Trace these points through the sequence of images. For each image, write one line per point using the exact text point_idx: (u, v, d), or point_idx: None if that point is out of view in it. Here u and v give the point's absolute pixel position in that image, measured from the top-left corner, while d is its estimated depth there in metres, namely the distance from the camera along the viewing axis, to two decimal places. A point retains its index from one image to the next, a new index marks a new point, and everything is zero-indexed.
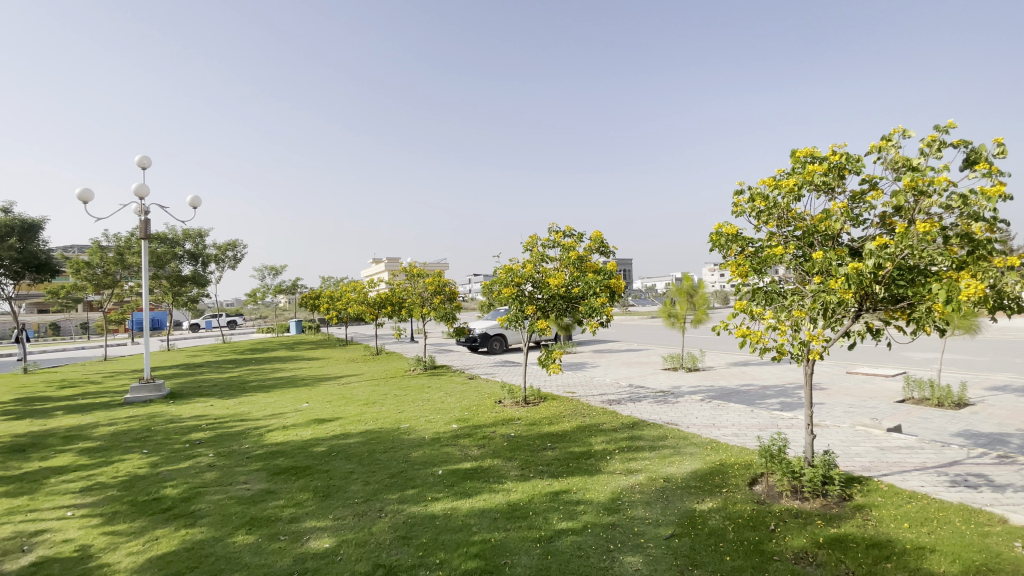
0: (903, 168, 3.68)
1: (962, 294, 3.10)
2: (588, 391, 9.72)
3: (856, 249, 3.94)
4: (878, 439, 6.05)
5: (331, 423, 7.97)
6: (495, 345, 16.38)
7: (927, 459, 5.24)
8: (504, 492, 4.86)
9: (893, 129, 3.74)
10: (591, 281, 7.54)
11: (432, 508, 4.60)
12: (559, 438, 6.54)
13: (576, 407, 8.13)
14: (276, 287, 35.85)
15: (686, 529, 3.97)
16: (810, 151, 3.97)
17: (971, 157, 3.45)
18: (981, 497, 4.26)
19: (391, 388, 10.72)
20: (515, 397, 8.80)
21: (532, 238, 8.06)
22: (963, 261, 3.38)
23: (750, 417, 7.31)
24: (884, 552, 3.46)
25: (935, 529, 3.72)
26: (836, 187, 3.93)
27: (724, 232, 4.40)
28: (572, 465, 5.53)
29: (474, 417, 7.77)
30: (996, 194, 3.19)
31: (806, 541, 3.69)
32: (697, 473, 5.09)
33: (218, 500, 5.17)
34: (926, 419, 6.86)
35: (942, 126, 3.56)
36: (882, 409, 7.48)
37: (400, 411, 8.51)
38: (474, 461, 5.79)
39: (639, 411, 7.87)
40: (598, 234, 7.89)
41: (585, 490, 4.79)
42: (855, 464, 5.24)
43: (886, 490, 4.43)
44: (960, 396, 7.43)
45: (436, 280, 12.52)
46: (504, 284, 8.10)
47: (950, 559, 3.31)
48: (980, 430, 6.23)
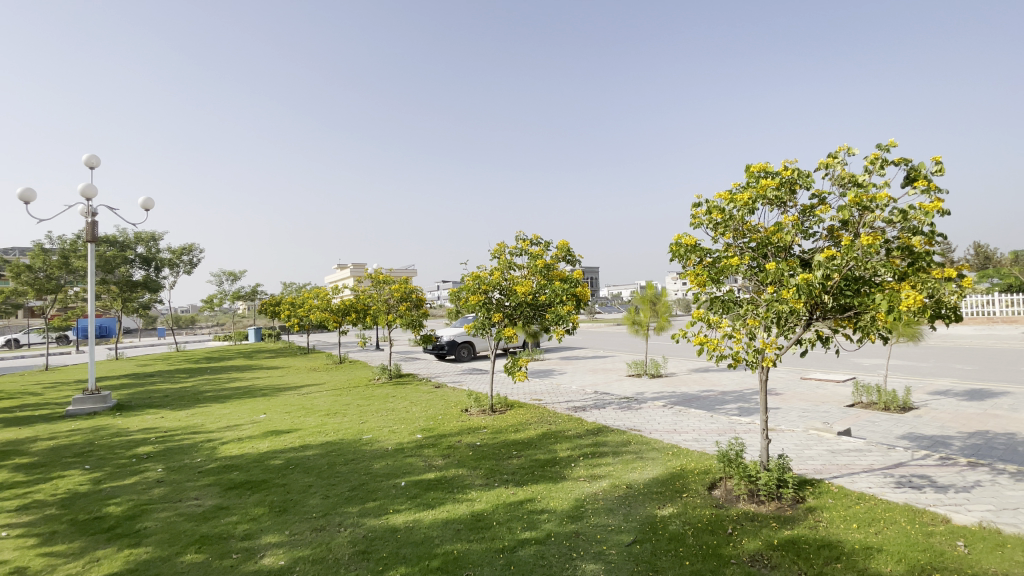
0: (849, 184, 3.87)
1: (903, 304, 3.28)
2: (554, 398, 9.75)
3: (807, 260, 4.12)
4: (830, 443, 6.30)
5: (289, 435, 7.69)
6: (462, 352, 16.28)
7: (874, 461, 5.48)
8: (468, 502, 4.79)
9: (839, 147, 3.94)
10: (557, 289, 7.58)
11: (394, 520, 4.49)
12: (524, 445, 6.53)
13: (542, 414, 8.13)
14: (235, 293, 34.61)
15: (647, 535, 4.01)
16: (764, 165, 4.13)
17: (911, 175, 3.66)
18: (924, 498, 4.48)
19: (354, 397, 10.47)
20: (481, 405, 8.73)
21: (499, 246, 8.05)
22: (904, 273, 3.57)
23: (709, 422, 7.49)
24: (834, 553, 3.58)
25: (882, 529, 3.89)
26: (788, 200, 4.10)
27: (683, 242, 4.52)
28: (537, 473, 5.52)
29: (439, 426, 7.66)
30: (933, 210, 3.40)
31: (762, 543, 3.79)
32: (658, 479, 5.17)
33: (166, 518, 4.90)
34: (874, 423, 7.19)
35: (884, 145, 3.76)
36: (833, 413, 7.81)
37: (362, 421, 8.32)
38: (437, 471, 5.70)
39: (604, 418, 7.95)
40: (564, 243, 7.97)
41: (549, 499, 4.78)
42: (808, 467, 5.44)
43: (837, 491, 4.61)
44: (905, 401, 7.83)
45: (402, 287, 12.35)
46: (471, 292, 8.04)
47: (897, 559, 3.45)
48: (923, 432, 6.58)
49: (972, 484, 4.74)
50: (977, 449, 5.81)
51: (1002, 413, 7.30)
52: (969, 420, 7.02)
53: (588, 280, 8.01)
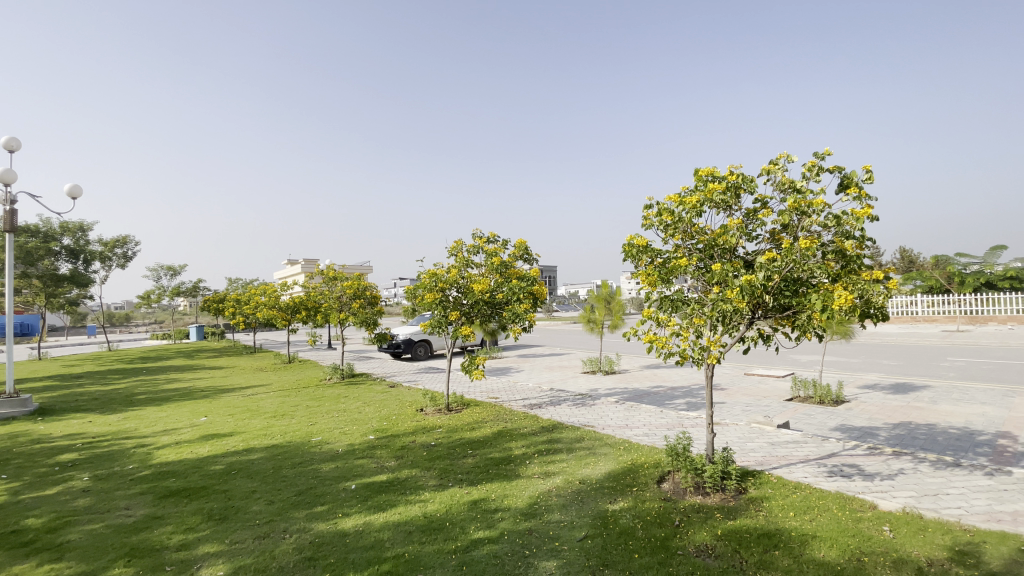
0: (789, 189, 4.06)
1: (835, 304, 3.48)
2: (511, 396, 9.76)
3: (750, 261, 4.29)
4: (770, 435, 6.62)
5: (231, 439, 7.32)
6: (418, 351, 16.06)
7: (809, 452, 5.81)
8: (421, 504, 4.71)
9: (780, 154, 4.13)
10: (515, 287, 7.58)
11: (344, 525, 4.35)
12: (479, 444, 6.49)
13: (499, 412, 8.14)
14: (174, 289, 32.65)
15: (599, 530, 4.07)
16: (711, 169, 4.27)
17: (844, 182, 3.89)
18: (854, 486, 4.78)
19: (303, 398, 10.09)
20: (437, 404, 8.61)
21: (457, 243, 7.96)
22: (838, 275, 3.79)
23: (660, 417, 7.71)
24: (773, 541, 3.77)
25: (816, 516, 4.12)
26: (733, 204, 4.26)
27: (636, 243, 4.63)
28: (491, 471, 5.51)
29: (392, 427, 7.51)
30: (864, 216, 3.62)
31: (707, 534, 3.93)
32: (611, 474, 5.26)
33: (92, 530, 4.54)
34: (810, 416, 7.64)
35: (821, 153, 3.98)
36: (773, 407, 8.22)
37: (312, 423, 8.03)
38: (389, 473, 5.57)
39: (558, 415, 8.04)
40: (522, 242, 7.98)
41: (503, 497, 4.77)
42: (750, 459, 5.69)
43: (775, 482, 4.85)
44: (838, 394, 8.35)
45: (356, 284, 12.01)
46: (427, 289, 7.89)
47: (829, 544, 3.67)
48: (853, 424, 7.03)
49: (896, 472, 5.11)
50: (901, 439, 6.29)
51: (923, 405, 7.92)
52: (893, 412, 7.58)
53: (544, 278, 8.05)
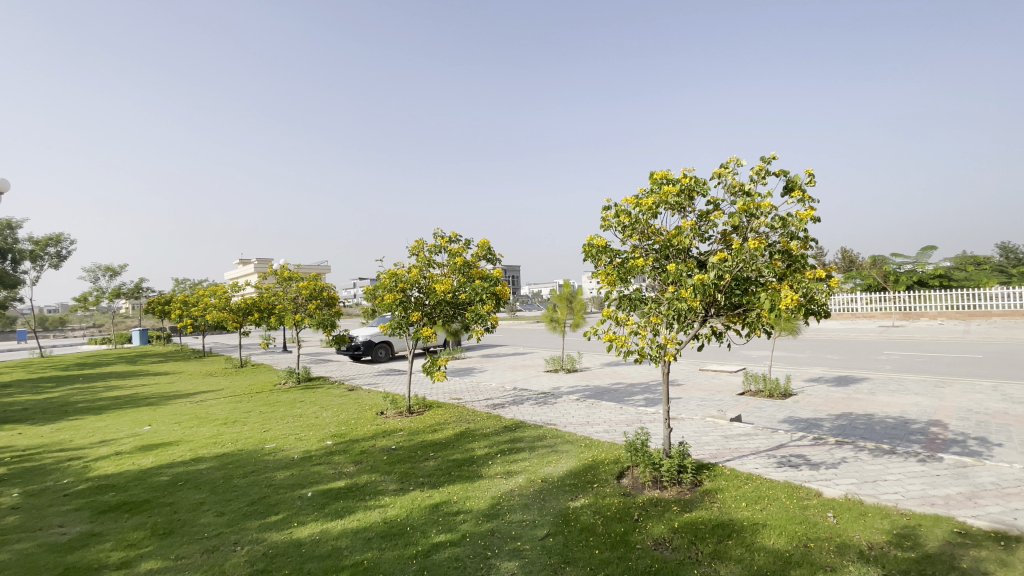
0: (738, 192, 4.21)
1: (782, 303, 3.64)
2: (473, 396, 9.71)
3: (703, 261, 4.43)
4: (723, 428, 6.87)
5: (178, 449, 6.94)
6: (379, 352, 15.77)
7: (760, 444, 6.07)
8: (381, 509, 4.61)
9: (730, 158, 4.28)
10: (477, 288, 7.53)
11: (299, 534, 4.20)
12: (441, 446, 6.41)
13: (461, 413, 8.08)
14: (114, 290, 30.70)
15: (560, 527, 4.10)
16: (666, 173, 4.39)
17: (790, 185, 4.06)
18: (801, 475, 5.02)
19: (256, 404, 9.70)
20: (398, 406, 8.47)
21: (418, 243, 7.83)
22: (784, 274, 3.97)
23: (619, 413, 7.88)
24: (726, 531, 3.91)
25: (766, 505, 4.30)
26: (687, 206, 4.38)
27: (595, 243, 4.70)
28: (453, 473, 5.45)
29: (351, 431, 7.33)
30: (807, 218, 3.80)
31: (665, 528, 4.03)
32: (572, 471, 5.32)
33: (20, 550, 4.20)
34: (761, 409, 7.98)
35: (767, 157, 4.15)
36: (727, 401, 8.53)
37: (265, 430, 7.72)
38: (347, 479, 5.43)
39: (521, 414, 8.07)
40: (485, 242, 7.95)
41: (465, 499, 4.73)
42: (705, 452, 5.88)
43: (728, 473, 5.04)
44: (786, 388, 8.76)
45: (312, 284, 11.66)
46: (387, 290, 7.71)
47: (778, 532, 3.83)
48: (800, 416, 7.40)
49: (838, 460, 5.40)
50: (842, 429, 6.66)
51: (863, 396, 8.43)
52: (836, 403, 8.02)
53: (507, 278, 8.06)
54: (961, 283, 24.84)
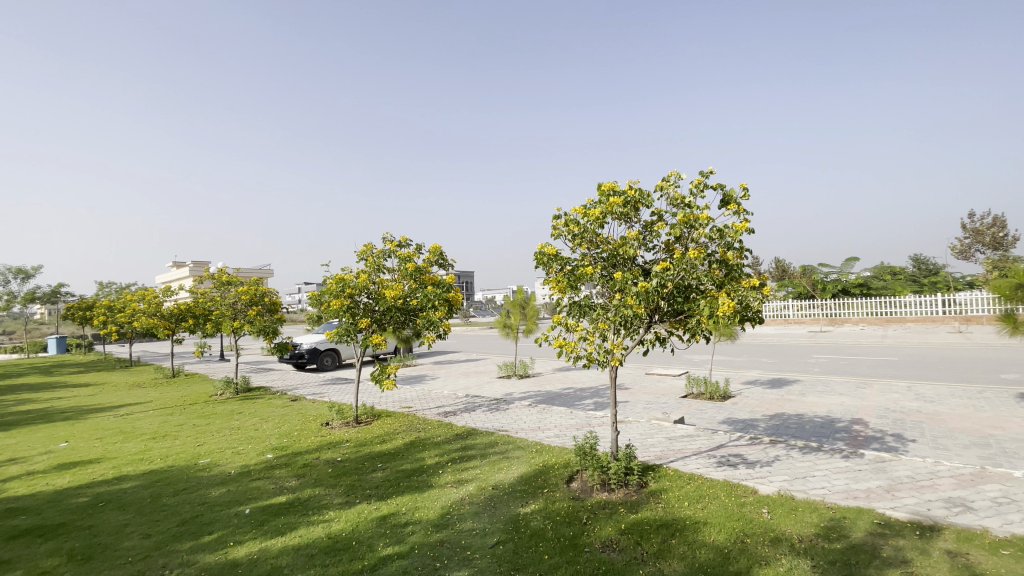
0: (680, 204, 4.41)
1: (719, 310, 3.85)
2: (424, 404, 9.55)
3: (648, 269, 4.60)
4: (668, 430, 7.13)
5: (99, 467, 6.39)
6: (325, 361, 15.24)
7: (701, 445, 6.33)
8: (325, 524, 4.44)
9: (672, 172, 4.48)
10: (429, 293, 7.43)
11: (235, 554, 3.97)
12: (390, 457, 6.27)
13: (412, 422, 7.92)
14: (26, 294, 27.94)
15: (510, 534, 4.10)
16: (612, 185, 4.53)
17: (726, 199, 4.29)
18: (739, 473, 5.29)
19: (190, 417, 9.10)
20: (345, 417, 8.19)
21: (367, 247, 7.65)
22: (722, 282, 4.18)
23: (570, 418, 8.00)
24: (670, 530, 4.04)
25: (707, 504, 4.49)
26: (633, 216, 4.55)
27: (546, 251, 4.77)
28: (403, 484, 5.33)
29: (294, 444, 7.02)
30: (742, 230, 4.03)
31: (612, 529, 4.12)
32: (523, 477, 5.34)
33: None
34: (702, 410, 8.35)
35: (705, 172, 4.38)
36: (671, 404, 8.85)
37: (199, 444, 7.26)
38: (289, 494, 5.19)
39: (472, 421, 8.02)
40: (437, 247, 7.87)
41: (414, 510, 4.63)
42: (651, 454, 6.07)
43: (672, 474, 5.22)
44: (725, 390, 9.21)
45: (253, 289, 11.08)
46: (334, 295, 7.46)
47: (718, 529, 4.01)
48: (738, 417, 7.80)
49: (772, 458, 5.73)
50: (776, 428, 7.08)
51: (794, 397, 9.01)
52: (770, 404, 8.50)
53: (459, 284, 8.02)
54: (879, 292, 27.06)
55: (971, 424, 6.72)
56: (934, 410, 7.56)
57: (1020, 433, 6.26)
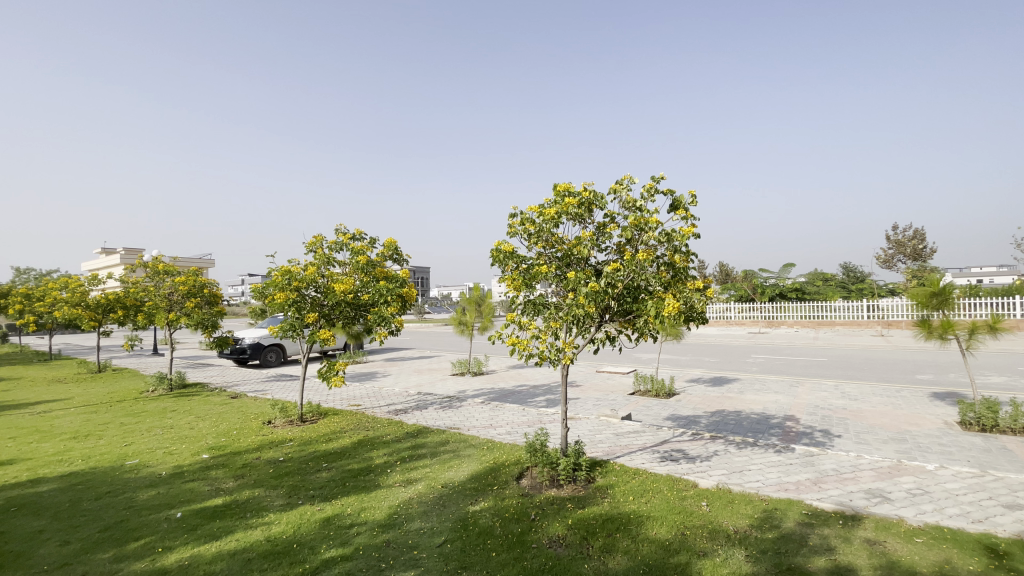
0: (632, 208, 4.52)
1: (665, 311, 3.98)
2: (374, 402, 9.32)
3: (600, 270, 4.69)
4: (615, 427, 7.32)
5: (10, 469, 5.83)
6: (269, 356, 14.62)
7: (647, 440, 6.54)
8: (264, 527, 4.26)
9: (625, 175, 4.59)
10: (382, 288, 7.26)
11: (164, 561, 3.74)
12: (336, 456, 6.08)
13: (360, 421, 7.72)
14: None
15: (458, 533, 4.08)
16: (568, 185, 4.59)
17: (675, 204, 4.44)
18: (681, 468, 5.50)
19: (116, 415, 8.47)
20: (288, 415, 7.89)
21: (317, 238, 7.37)
22: (669, 284, 4.33)
23: (521, 415, 8.06)
24: (616, 525, 4.15)
25: (650, 498, 4.64)
26: (587, 218, 4.62)
27: (502, 249, 4.77)
28: (348, 484, 5.19)
29: (233, 443, 6.68)
30: (689, 234, 4.18)
31: (560, 525, 4.18)
32: (473, 475, 5.33)
33: None
34: (649, 407, 8.64)
35: (656, 177, 4.51)
36: (620, 401, 9.08)
37: (126, 444, 6.76)
38: (226, 496, 4.94)
39: (423, 419, 7.91)
40: (391, 241, 7.70)
41: (360, 511, 4.52)
42: (599, 450, 6.21)
43: (618, 469, 5.36)
44: (670, 388, 9.55)
45: (191, 280, 10.50)
46: (278, 289, 7.11)
47: (661, 522, 4.15)
48: (682, 413, 8.12)
49: (712, 453, 5.99)
50: (716, 424, 7.42)
51: (733, 395, 9.48)
52: (712, 401, 8.91)
53: (413, 280, 7.91)
54: (813, 296, 28.87)
55: (889, 421, 7.30)
56: (858, 408, 8.16)
57: (931, 429, 6.87)
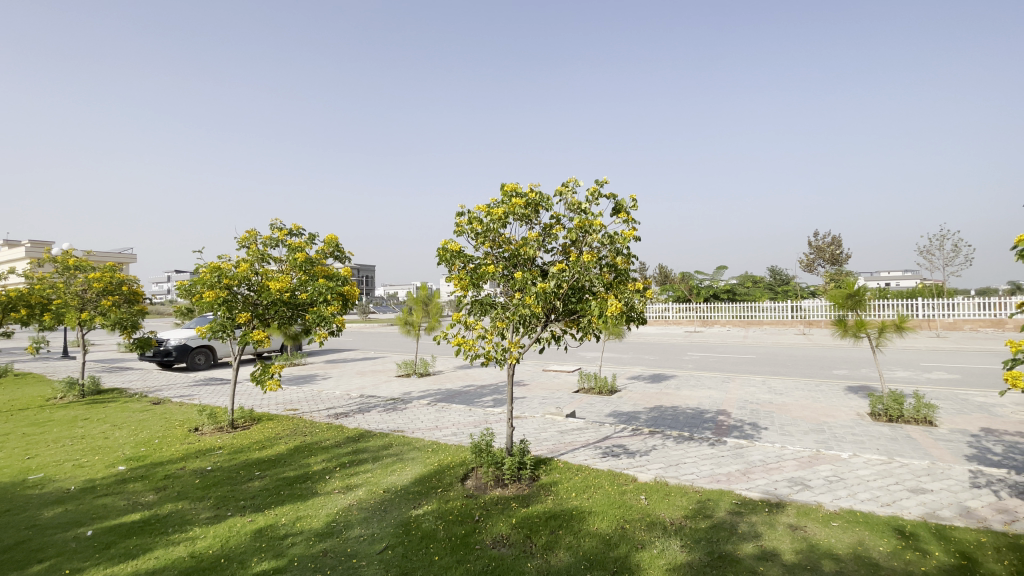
0: (577, 210, 4.61)
1: (608, 311, 4.09)
2: (312, 406, 8.94)
3: (546, 271, 4.75)
4: (560, 424, 7.43)
5: None
6: (197, 359, 13.70)
7: (589, 437, 6.69)
8: (188, 543, 3.97)
9: (570, 178, 4.66)
10: (321, 287, 6.97)
11: None
12: (269, 464, 5.78)
13: (297, 426, 7.38)
14: None
15: (400, 538, 3.99)
16: (515, 186, 4.60)
17: (618, 208, 4.56)
18: (621, 463, 5.66)
19: (16, 425, 7.63)
20: (218, 421, 7.41)
21: (250, 233, 6.98)
22: (612, 285, 4.45)
23: (467, 415, 8.02)
24: (559, 521, 4.21)
25: (592, 494, 4.75)
26: (534, 218, 4.65)
27: (449, 248, 4.72)
28: (283, 493, 4.94)
29: (155, 453, 6.19)
30: (630, 237, 4.31)
31: (504, 525, 4.19)
32: (417, 478, 5.24)
33: None
34: (592, 404, 8.84)
35: (600, 181, 4.62)
36: (564, 398, 9.24)
37: (28, 458, 6.10)
38: (145, 510, 4.56)
39: (365, 422, 7.69)
40: (333, 238, 7.42)
41: (296, 520, 4.32)
42: (544, 448, 6.28)
43: (562, 467, 5.45)
44: (613, 385, 9.82)
45: (108, 276, 9.55)
46: (207, 286, 6.67)
47: (602, 517, 4.26)
48: (623, 410, 8.37)
49: (651, 448, 6.22)
50: (655, 420, 7.70)
51: (671, 391, 9.90)
52: (651, 398, 9.24)
53: (356, 278, 7.67)
54: (743, 297, 30.69)
55: (810, 413, 7.88)
56: (782, 401, 8.76)
57: (846, 419, 7.48)
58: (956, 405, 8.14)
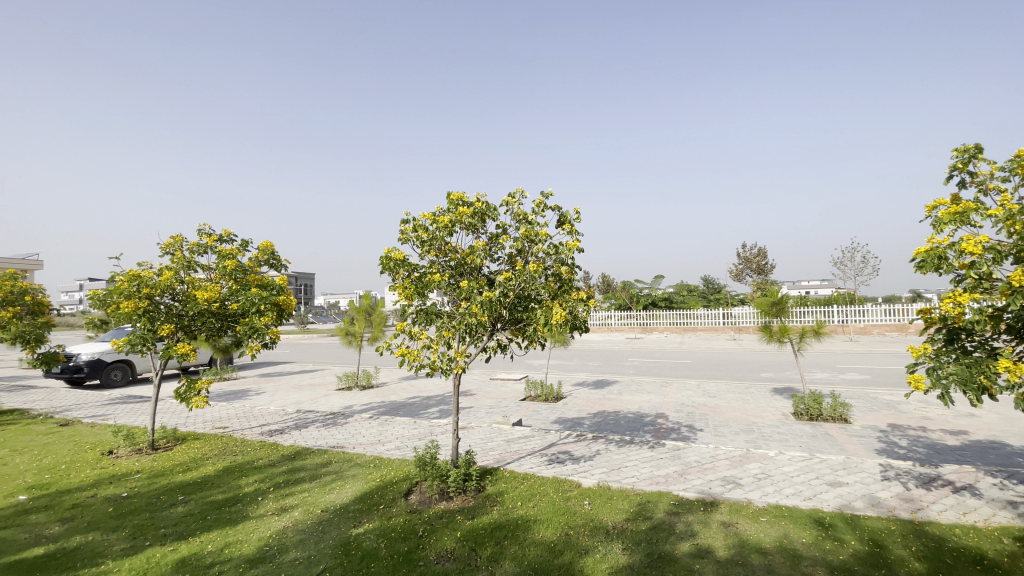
0: (523, 221, 4.67)
1: (552, 319, 4.15)
2: (244, 424, 8.42)
3: (492, 279, 4.77)
4: (506, 433, 7.44)
5: None
6: (115, 374, 12.62)
7: (535, 445, 6.74)
8: None
9: (517, 190, 4.73)
10: (254, 297, 6.59)
11: None
12: (195, 487, 5.39)
13: (228, 445, 6.93)
14: None
15: (339, 559, 3.83)
16: (461, 195, 4.58)
17: (562, 220, 4.67)
18: (566, 469, 5.74)
19: None
20: (136, 443, 6.82)
21: (176, 239, 6.53)
22: (556, 293, 4.53)
23: (412, 428, 7.85)
24: (504, 532, 4.21)
25: (537, 502, 4.78)
26: (480, 228, 4.67)
27: (393, 256, 4.64)
28: (210, 518, 4.63)
29: (61, 480, 5.60)
30: (574, 248, 4.42)
31: (449, 539, 4.12)
32: (358, 496, 5.06)
33: None
34: (538, 411, 8.93)
35: (545, 194, 4.71)
36: (511, 407, 9.27)
37: None
38: (48, 544, 4.11)
39: (303, 439, 7.33)
40: (268, 245, 7.08)
41: (224, 548, 4.04)
42: (490, 457, 6.26)
43: (508, 476, 5.45)
44: (558, 392, 9.96)
45: (10, 285, 8.65)
46: (124, 296, 6.15)
47: (547, 525, 4.29)
48: (568, 416, 8.50)
49: (594, 453, 6.35)
50: (598, 425, 7.88)
51: (614, 396, 10.18)
52: (594, 403, 9.46)
53: (293, 287, 7.35)
54: (680, 305, 32.19)
55: (741, 415, 8.35)
56: (716, 404, 9.23)
57: (772, 420, 7.99)
58: (866, 403, 8.93)
